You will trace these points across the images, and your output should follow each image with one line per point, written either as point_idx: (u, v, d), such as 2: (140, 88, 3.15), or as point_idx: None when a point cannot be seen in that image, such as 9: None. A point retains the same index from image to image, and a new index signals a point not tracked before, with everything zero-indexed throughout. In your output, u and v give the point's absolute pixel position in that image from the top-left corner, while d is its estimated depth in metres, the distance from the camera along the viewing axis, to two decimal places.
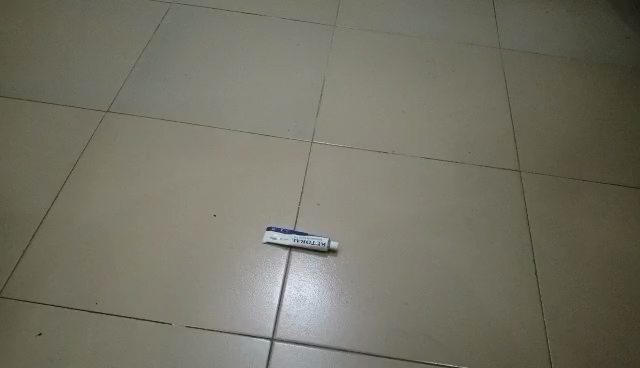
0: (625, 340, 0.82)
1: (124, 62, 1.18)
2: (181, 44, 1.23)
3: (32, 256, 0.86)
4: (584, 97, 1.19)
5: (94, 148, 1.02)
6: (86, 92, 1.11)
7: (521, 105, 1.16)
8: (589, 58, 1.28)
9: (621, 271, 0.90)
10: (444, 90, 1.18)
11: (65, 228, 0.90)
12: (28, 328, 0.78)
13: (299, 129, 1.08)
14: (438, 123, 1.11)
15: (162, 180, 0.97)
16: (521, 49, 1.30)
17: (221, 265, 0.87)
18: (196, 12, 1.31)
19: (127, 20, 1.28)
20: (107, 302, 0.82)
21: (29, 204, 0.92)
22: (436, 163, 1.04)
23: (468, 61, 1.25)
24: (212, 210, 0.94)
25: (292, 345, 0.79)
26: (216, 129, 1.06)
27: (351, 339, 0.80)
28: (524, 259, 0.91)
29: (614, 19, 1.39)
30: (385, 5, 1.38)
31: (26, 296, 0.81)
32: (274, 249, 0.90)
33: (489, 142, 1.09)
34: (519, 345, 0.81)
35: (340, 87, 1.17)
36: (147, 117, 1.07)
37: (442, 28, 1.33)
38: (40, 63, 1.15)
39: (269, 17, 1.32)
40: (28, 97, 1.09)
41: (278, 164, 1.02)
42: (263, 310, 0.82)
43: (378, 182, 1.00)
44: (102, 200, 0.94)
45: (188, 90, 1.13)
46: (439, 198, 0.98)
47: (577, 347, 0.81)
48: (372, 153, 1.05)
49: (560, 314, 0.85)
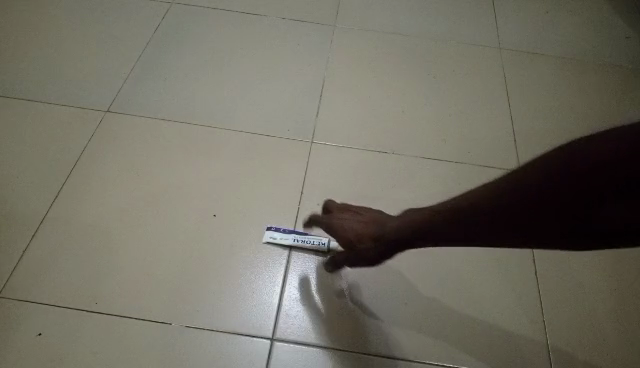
0: (626, 339, 0.82)
1: (125, 62, 1.18)
2: (182, 45, 1.23)
3: (32, 255, 0.86)
4: (585, 97, 1.19)
5: (94, 148, 1.02)
6: (87, 91, 1.11)
7: (521, 105, 1.16)
8: (589, 58, 1.28)
9: (622, 271, 0.90)
10: (445, 91, 1.18)
11: (65, 228, 0.90)
12: (29, 328, 0.78)
13: (299, 129, 1.08)
14: (438, 123, 1.11)
15: (163, 180, 0.97)
16: (521, 50, 1.30)
17: (221, 266, 0.87)
18: (196, 12, 1.31)
19: (128, 20, 1.28)
20: (107, 302, 0.82)
21: (29, 204, 0.92)
22: (436, 164, 1.04)
23: (468, 61, 1.25)
24: (213, 210, 0.94)
25: (292, 345, 0.79)
26: (216, 129, 1.06)
27: (352, 340, 0.80)
28: (524, 259, 0.91)
29: (615, 20, 1.40)
30: (385, 5, 1.38)
31: (26, 296, 0.81)
32: (274, 249, 0.90)
33: (489, 142, 1.09)
34: (518, 345, 0.81)
35: (340, 87, 1.17)
36: (148, 118, 1.07)
37: (443, 28, 1.33)
38: (40, 63, 1.15)
39: (269, 17, 1.32)
40: (28, 97, 1.09)
41: (277, 164, 1.01)
42: (263, 310, 0.83)
43: (378, 183, 1.00)
44: (101, 200, 0.94)
45: (189, 90, 1.13)
46: (438, 198, 0.99)
47: (577, 346, 0.81)
48: (371, 153, 1.05)
49: (561, 314, 0.85)
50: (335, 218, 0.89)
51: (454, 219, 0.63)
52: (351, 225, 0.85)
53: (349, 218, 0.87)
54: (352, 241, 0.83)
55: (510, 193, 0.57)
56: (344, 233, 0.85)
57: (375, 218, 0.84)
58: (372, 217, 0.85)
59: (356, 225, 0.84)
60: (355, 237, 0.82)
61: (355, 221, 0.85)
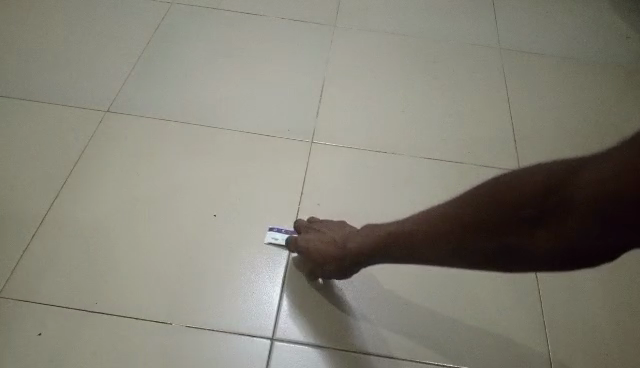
0: (625, 339, 0.82)
1: (125, 62, 1.18)
2: (181, 45, 1.23)
3: (32, 255, 0.86)
4: (585, 98, 1.19)
5: (94, 148, 1.02)
6: (87, 91, 1.11)
7: (520, 105, 1.16)
8: (589, 58, 1.28)
9: (621, 272, 0.91)
10: (444, 91, 1.18)
11: (65, 228, 0.90)
12: (29, 328, 0.78)
13: (299, 129, 1.08)
14: (438, 123, 1.11)
15: (163, 180, 0.97)
16: (521, 50, 1.30)
17: (221, 266, 0.87)
18: (196, 12, 1.31)
19: (127, 20, 1.28)
20: (107, 302, 0.82)
21: (29, 204, 0.92)
22: (436, 164, 1.04)
23: (468, 61, 1.25)
24: (213, 210, 0.94)
25: (293, 345, 0.79)
26: (216, 129, 1.06)
27: (352, 340, 0.80)
28: None
29: (615, 19, 1.40)
30: (385, 5, 1.38)
31: (26, 296, 0.81)
32: (275, 249, 0.90)
33: (489, 142, 1.09)
34: (518, 345, 0.81)
35: (339, 87, 1.17)
36: (147, 118, 1.07)
37: (442, 28, 1.33)
38: (40, 63, 1.15)
39: (269, 17, 1.32)
40: (28, 97, 1.09)
41: (278, 164, 1.02)
42: (263, 310, 0.83)
43: (378, 183, 1.00)
44: (101, 200, 0.94)
45: (188, 90, 1.13)
46: (438, 198, 0.99)
47: (577, 346, 0.82)
48: (371, 153, 1.05)
49: (560, 314, 0.85)
50: (298, 237, 0.84)
51: (421, 239, 0.63)
52: (314, 244, 0.81)
53: (312, 237, 0.83)
54: (318, 262, 0.80)
55: (472, 211, 0.58)
56: (308, 254, 0.82)
57: (337, 237, 0.80)
58: (333, 236, 0.81)
59: (318, 245, 0.81)
60: (318, 257, 0.80)
61: (316, 240, 0.82)
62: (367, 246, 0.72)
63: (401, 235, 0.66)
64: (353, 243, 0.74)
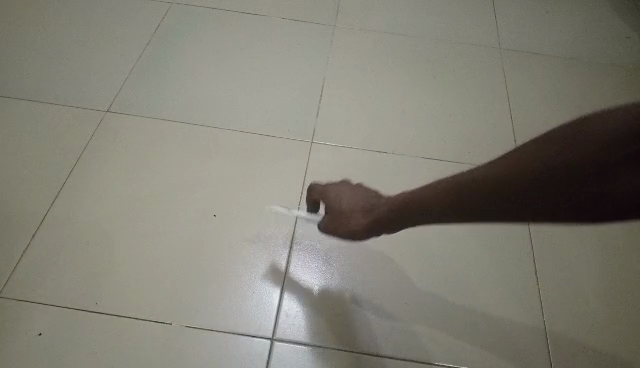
0: (627, 339, 0.82)
1: (126, 63, 1.18)
2: (182, 45, 1.23)
3: (32, 255, 0.86)
4: (585, 97, 1.19)
5: (94, 148, 1.02)
6: (87, 91, 1.11)
7: (520, 105, 1.16)
8: (589, 58, 1.28)
9: (623, 271, 0.90)
10: (444, 91, 1.18)
11: (65, 228, 0.90)
12: (29, 328, 0.78)
13: (299, 129, 1.08)
14: (438, 123, 1.11)
15: (162, 180, 0.97)
16: (521, 50, 1.30)
17: (221, 266, 0.87)
18: (196, 12, 1.31)
19: (127, 20, 1.28)
20: (107, 302, 0.82)
21: (29, 204, 0.92)
22: (436, 163, 1.04)
23: (468, 61, 1.25)
24: (212, 210, 0.94)
25: (293, 345, 0.79)
26: (216, 129, 1.06)
27: (352, 340, 0.80)
28: (524, 260, 0.91)
29: (615, 19, 1.40)
30: (385, 5, 1.38)
31: (26, 296, 0.81)
32: (275, 250, 0.90)
33: (489, 142, 1.09)
34: (517, 345, 0.81)
35: (339, 87, 1.17)
36: (147, 118, 1.07)
37: (442, 28, 1.33)
38: (39, 63, 1.15)
39: (269, 17, 1.32)
40: (28, 97, 1.09)
41: (277, 164, 1.01)
42: (263, 310, 0.83)
43: (378, 182, 1.00)
44: (101, 200, 0.94)
45: (188, 90, 1.13)
46: None
47: (578, 346, 0.81)
48: (371, 153, 1.05)
49: (561, 314, 0.85)
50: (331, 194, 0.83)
51: (458, 205, 0.61)
52: (339, 204, 0.80)
53: (343, 195, 0.81)
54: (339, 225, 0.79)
55: (523, 173, 0.54)
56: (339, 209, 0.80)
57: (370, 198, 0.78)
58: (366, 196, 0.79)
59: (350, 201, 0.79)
60: (340, 220, 0.79)
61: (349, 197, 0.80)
62: (389, 210, 0.70)
63: (432, 202, 0.63)
64: (378, 207, 0.73)
